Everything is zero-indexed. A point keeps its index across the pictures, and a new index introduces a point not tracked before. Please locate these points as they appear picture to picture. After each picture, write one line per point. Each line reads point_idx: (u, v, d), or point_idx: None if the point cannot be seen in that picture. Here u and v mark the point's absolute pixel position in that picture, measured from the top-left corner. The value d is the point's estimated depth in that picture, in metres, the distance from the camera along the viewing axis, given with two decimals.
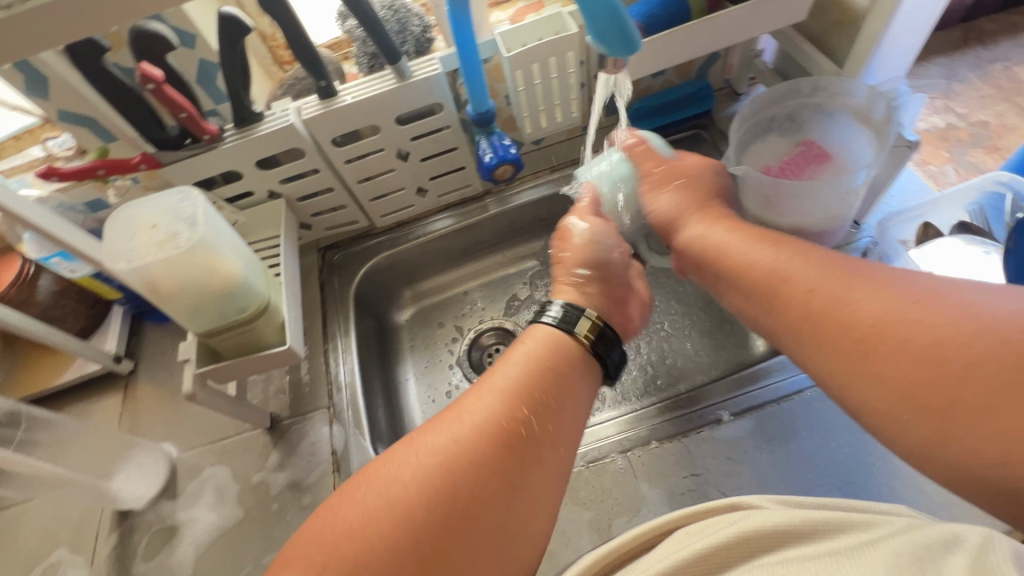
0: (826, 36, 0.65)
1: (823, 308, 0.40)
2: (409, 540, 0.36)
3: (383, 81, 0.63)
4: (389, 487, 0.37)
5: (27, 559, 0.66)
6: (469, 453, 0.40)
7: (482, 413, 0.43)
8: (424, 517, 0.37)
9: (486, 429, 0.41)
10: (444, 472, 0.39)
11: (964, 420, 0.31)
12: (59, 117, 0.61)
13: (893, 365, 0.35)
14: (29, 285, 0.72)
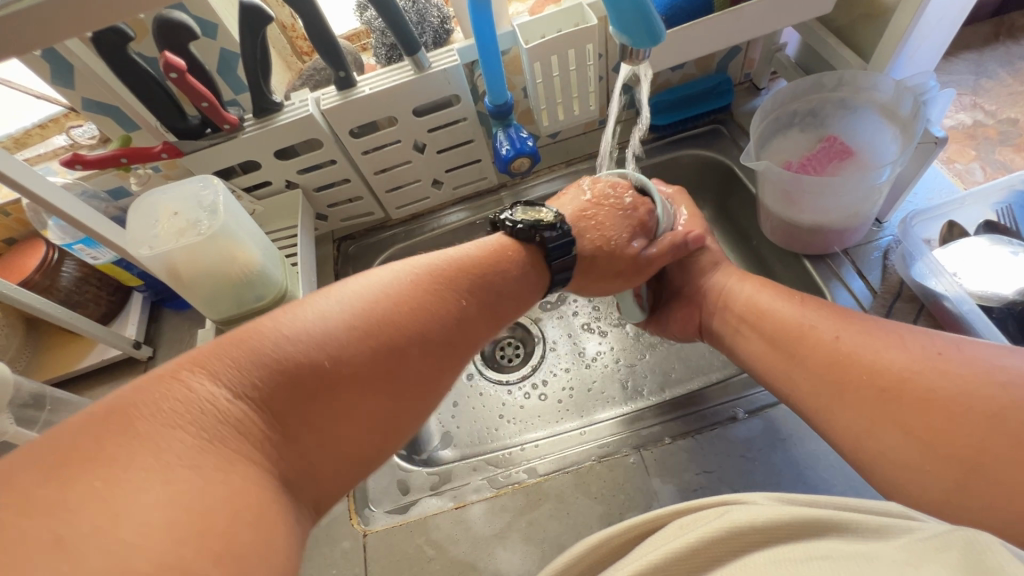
0: (853, 29, 0.64)
1: (848, 358, 0.46)
2: (351, 365, 0.39)
3: (402, 72, 0.63)
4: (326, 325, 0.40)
5: None
6: (417, 303, 0.44)
7: (436, 274, 0.46)
8: (358, 352, 0.40)
9: (430, 285, 0.45)
10: (390, 318, 0.42)
11: (990, 472, 0.35)
12: (84, 105, 0.62)
13: (916, 413, 0.40)
14: (52, 272, 0.74)
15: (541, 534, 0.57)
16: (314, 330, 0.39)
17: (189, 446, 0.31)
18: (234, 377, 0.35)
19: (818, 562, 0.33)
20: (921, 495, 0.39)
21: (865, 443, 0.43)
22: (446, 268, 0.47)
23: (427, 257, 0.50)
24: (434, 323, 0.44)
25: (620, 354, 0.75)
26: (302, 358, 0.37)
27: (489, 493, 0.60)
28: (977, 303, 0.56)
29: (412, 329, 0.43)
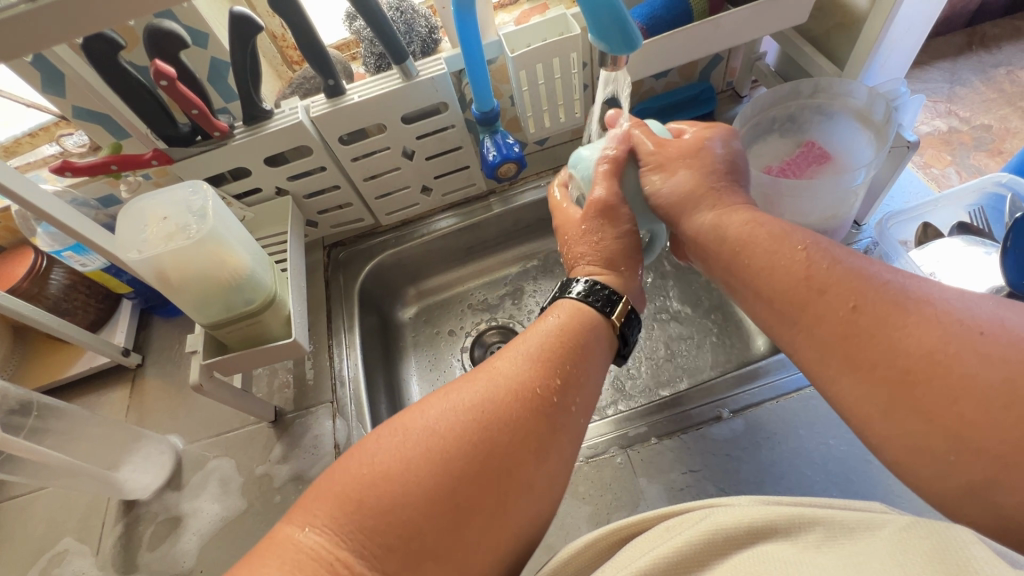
0: (828, 38, 0.66)
1: (868, 330, 0.38)
2: (442, 485, 0.38)
3: (390, 80, 0.65)
4: (411, 441, 0.39)
5: (36, 548, 0.68)
6: (503, 413, 0.41)
7: (515, 377, 0.44)
8: (455, 466, 0.39)
9: (515, 392, 0.43)
10: (476, 434, 0.40)
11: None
12: (75, 113, 0.63)
13: (943, 403, 0.34)
14: (41, 279, 0.74)
15: None
16: (405, 447, 0.39)
17: None
18: (334, 519, 0.37)
19: (809, 562, 0.33)
20: (936, 484, 0.35)
21: (871, 424, 0.38)
22: (532, 386, 0.43)
23: (500, 350, 0.47)
24: (515, 413, 0.42)
25: (609, 355, 0.76)
26: (391, 479, 0.37)
27: None
28: None
29: (500, 433, 0.41)
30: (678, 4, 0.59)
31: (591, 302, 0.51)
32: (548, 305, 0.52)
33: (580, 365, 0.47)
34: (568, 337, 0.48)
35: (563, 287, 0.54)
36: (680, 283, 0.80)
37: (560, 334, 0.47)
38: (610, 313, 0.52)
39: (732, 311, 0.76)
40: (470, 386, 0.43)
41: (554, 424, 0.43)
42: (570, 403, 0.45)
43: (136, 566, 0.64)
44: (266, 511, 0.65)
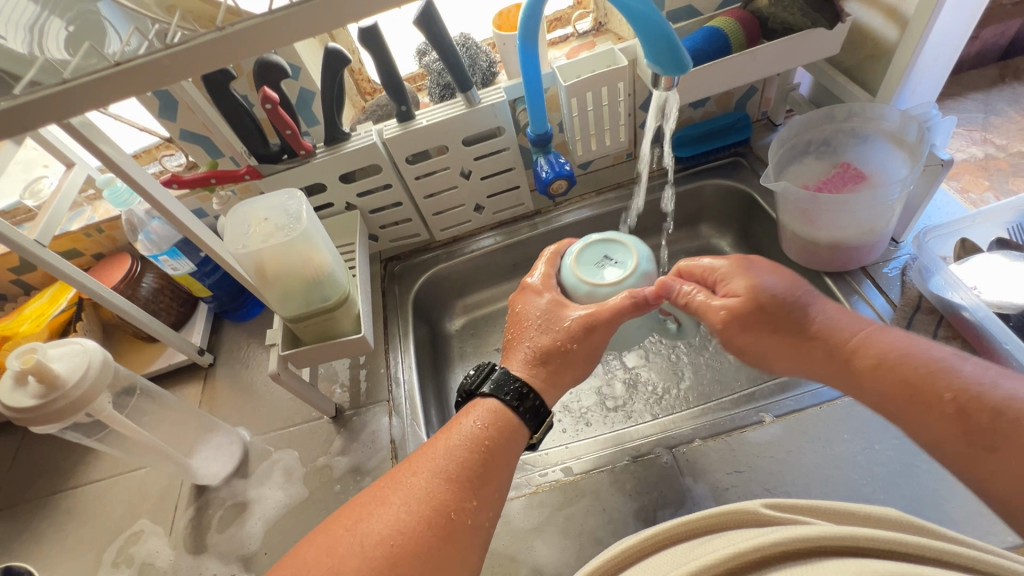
0: (860, 69, 0.71)
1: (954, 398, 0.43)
2: None
3: (455, 106, 0.72)
4: (324, 557, 0.42)
5: (114, 527, 0.73)
6: (408, 540, 0.42)
7: (417, 501, 0.45)
8: None
9: (424, 511, 0.44)
10: (384, 550, 0.41)
11: None
12: (182, 136, 0.73)
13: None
14: (134, 283, 0.83)
15: (578, 528, 0.59)
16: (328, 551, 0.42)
17: None
18: None
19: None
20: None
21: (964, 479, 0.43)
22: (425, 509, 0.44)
23: (417, 455, 0.49)
24: (425, 539, 0.42)
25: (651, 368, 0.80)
26: None
27: (527, 490, 0.64)
28: (995, 311, 0.59)
29: (407, 561, 0.41)
30: (719, 37, 0.65)
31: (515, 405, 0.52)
32: (469, 402, 0.54)
33: (496, 471, 0.49)
34: (481, 450, 0.49)
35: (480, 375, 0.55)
36: None
37: (456, 457, 0.48)
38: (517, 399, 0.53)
39: None
40: (385, 507, 0.44)
41: (459, 538, 0.44)
42: (480, 512, 0.46)
43: (205, 546, 0.68)
44: (326, 498, 0.69)
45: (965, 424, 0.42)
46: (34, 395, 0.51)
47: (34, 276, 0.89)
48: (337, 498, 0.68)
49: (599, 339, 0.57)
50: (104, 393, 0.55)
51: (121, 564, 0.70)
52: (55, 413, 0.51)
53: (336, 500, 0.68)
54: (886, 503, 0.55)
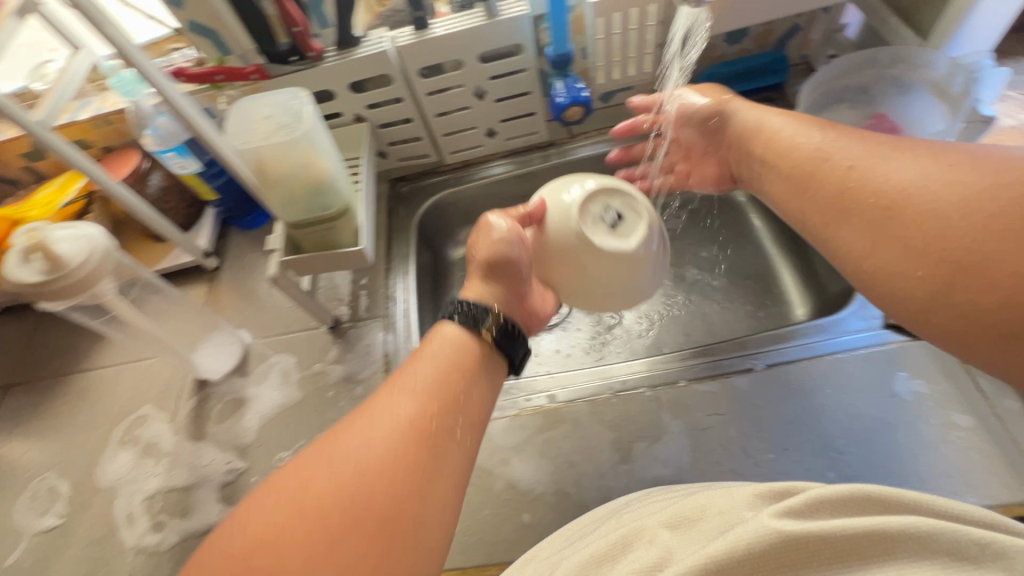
0: (916, 9, 0.64)
1: (856, 185, 0.48)
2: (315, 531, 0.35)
3: (473, 17, 0.68)
4: (303, 543, 0.35)
5: (122, 409, 0.78)
6: (396, 458, 0.39)
7: (441, 355, 0.47)
8: (330, 511, 0.36)
9: (398, 423, 0.41)
10: (315, 507, 0.36)
11: (916, 236, 0.42)
12: (190, 26, 0.70)
13: (911, 225, 0.42)
14: (141, 179, 0.82)
15: (554, 451, 0.62)
16: (268, 545, 0.35)
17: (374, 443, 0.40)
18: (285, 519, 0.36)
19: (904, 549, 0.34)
20: (905, 289, 0.43)
21: (855, 256, 0.47)
22: (880, 177, 0.46)
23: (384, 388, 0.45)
24: (395, 452, 0.39)
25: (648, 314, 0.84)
26: (331, 505, 0.36)
27: (510, 412, 0.65)
28: None
29: (348, 485, 0.37)
30: None
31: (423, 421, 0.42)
32: (432, 331, 0.50)
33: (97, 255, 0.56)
34: (369, 475, 0.38)
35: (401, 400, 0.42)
36: (724, 250, 0.88)
37: (450, 353, 0.47)
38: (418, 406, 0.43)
39: (771, 283, 0.83)
40: (355, 429, 0.41)
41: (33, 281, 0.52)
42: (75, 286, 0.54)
43: (205, 434, 0.72)
44: (317, 402, 0.72)
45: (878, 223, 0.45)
46: (41, 271, 0.52)
47: (45, 164, 0.89)
48: (329, 402, 0.71)
49: (383, 486, 0.38)
50: (109, 279, 0.57)
51: (128, 443, 0.74)
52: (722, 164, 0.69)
53: (328, 404, 0.71)
54: (855, 456, 0.55)
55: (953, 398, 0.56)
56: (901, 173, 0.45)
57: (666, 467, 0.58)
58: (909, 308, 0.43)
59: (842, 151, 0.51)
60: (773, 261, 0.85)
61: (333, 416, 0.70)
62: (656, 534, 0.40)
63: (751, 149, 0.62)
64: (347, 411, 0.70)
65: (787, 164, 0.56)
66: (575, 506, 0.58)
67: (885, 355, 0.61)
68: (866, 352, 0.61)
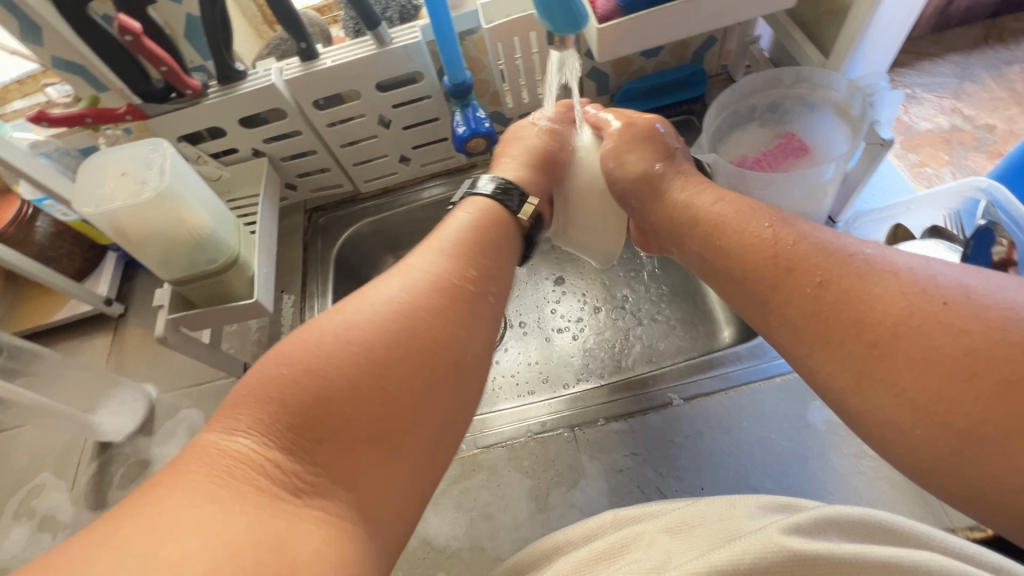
0: (818, 24, 0.63)
1: (840, 300, 0.39)
2: (358, 380, 0.39)
3: (364, 45, 0.64)
4: (340, 370, 0.39)
5: (16, 478, 0.72)
6: (420, 305, 0.45)
7: (469, 232, 0.53)
8: (366, 373, 0.40)
9: (435, 282, 0.47)
10: (358, 348, 0.41)
11: (956, 409, 0.32)
12: (54, 64, 0.63)
13: (922, 368, 0.34)
14: (26, 225, 0.76)
15: (471, 502, 0.59)
16: (312, 375, 0.39)
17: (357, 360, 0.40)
18: (257, 418, 0.37)
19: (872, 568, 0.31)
20: (908, 455, 0.35)
21: (845, 402, 0.38)
22: (873, 297, 0.38)
23: (395, 272, 0.48)
24: (426, 308, 0.45)
25: (580, 340, 0.81)
26: (343, 360, 0.40)
27: None
28: None
29: (376, 360, 0.41)
30: None
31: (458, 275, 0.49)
32: (461, 202, 0.59)
33: None
34: (410, 315, 0.44)
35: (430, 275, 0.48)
36: (655, 267, 0.85)
37: (477, 229, 0.54)
38: (454, 268, 0.49)
39: (702, 301, 0.81)
40: (371, 298, 0.45)
41: None
42: None
43: (106, 503, 0.67)
44: None
45: (880, 355, 0.36)
46: None
47: None
48: None
49: (399, 351, 0.42)
50: None
51: (22, 516, 0.69)
52: (655, 235, 0.62)
53: None
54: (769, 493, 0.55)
55: None
56: (910, 274, 0.38)
57: (583, 515, 0.57)
58: (937, 483, 0.34)
59: (810, 255, 0.43)
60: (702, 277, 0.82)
61: None
62: (654, 539, 0.38)
63: (685, 236, 0.56)
64: None
65: (745, 265, 0.47)
66: (491, 562, 0.55)
67: (800, 382, 0.60)
68: (780, 381, 0.60)
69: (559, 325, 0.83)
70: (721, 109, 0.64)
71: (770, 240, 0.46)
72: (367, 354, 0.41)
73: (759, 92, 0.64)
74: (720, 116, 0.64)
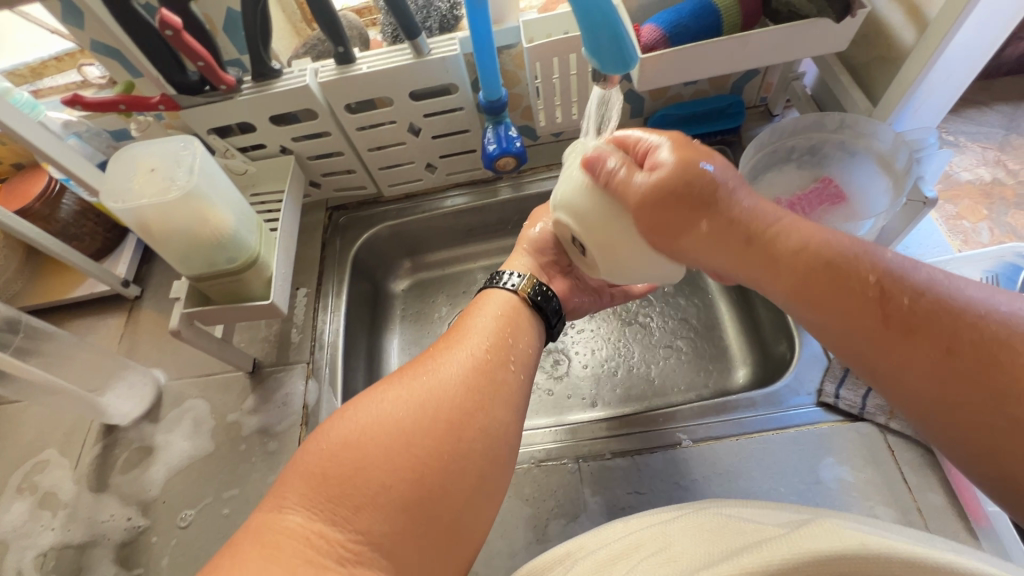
0: (867, 69, 0.61)
1: (925, 314, 0.35)
2: (402, 452, 0.39)
3: (402, 54, 0.63)
4: (376, 443, 0.39)
5: (22, 452, 0.72)
6: (460, 378, 0.45)
7: (500, 312, 0.55)
8: (412, 444, 0.39)
9: (469, 355, 0.48)
10: (396, 426, 0.40)
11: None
12: (93, 48, 0.63)
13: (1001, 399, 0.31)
14: (53, 202, 0.76)
15: None
16: (352, 446, 0.38)
17: (393, 424, 0.40)
18: (301, 498, 0.37)
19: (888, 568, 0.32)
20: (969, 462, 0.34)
21: (910, 408, 0.36)
22: (958, 315, 0.34)
23: (433, 348, 0.49)
24: (466, 380, 0.45)
25: (591, 365, 0.80)
26: (377, 442, 0.39)
27: None
28: None
29: (416, 425, 0.41)
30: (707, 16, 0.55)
31: (498, 333, 0.51)
32: (479, 296, 0.58)
33: None
34: (450, 383, 0.44)
35: (473, 334, 0.51)
36: (673, 297, 0.84)
37: (501, 306, 0.55)
38: (495, 318, 0.53)
39: (718, 337, 0.79)
40: (411, 373, 0.45)
41: None
42: None
43: (107, 486, 0.68)
44: (230, 456, 0.68)
45: (954, 373, 0.33)
46: None
47: None
48: (241, 457, 0.67)
49: (446, 405, 0.43)
50: None
51: (24, 491, 0.69)
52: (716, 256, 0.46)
53: (240, 459, 0.67)
54: None
55: (877, 489, 0.55)
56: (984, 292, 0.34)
57: None
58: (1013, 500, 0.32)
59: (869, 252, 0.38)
60: (720, 312, 0.81)
61: (244, 473, 0.66)
62: (672, 539, 0.38)
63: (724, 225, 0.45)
64: (259, 468, 0.66)
65: (788, 258, 0.41)
66: None
67: (814, 437, 0.58)
68: (793, 433, 0.59)
69: (572, 347, 0.82)
70: (760, 150, 0.63)
71: (823, 256, 0.39)
72: (400, 428, 0.40)
73: (800, 135, 0.63)
74: (758, 156, 0.63)
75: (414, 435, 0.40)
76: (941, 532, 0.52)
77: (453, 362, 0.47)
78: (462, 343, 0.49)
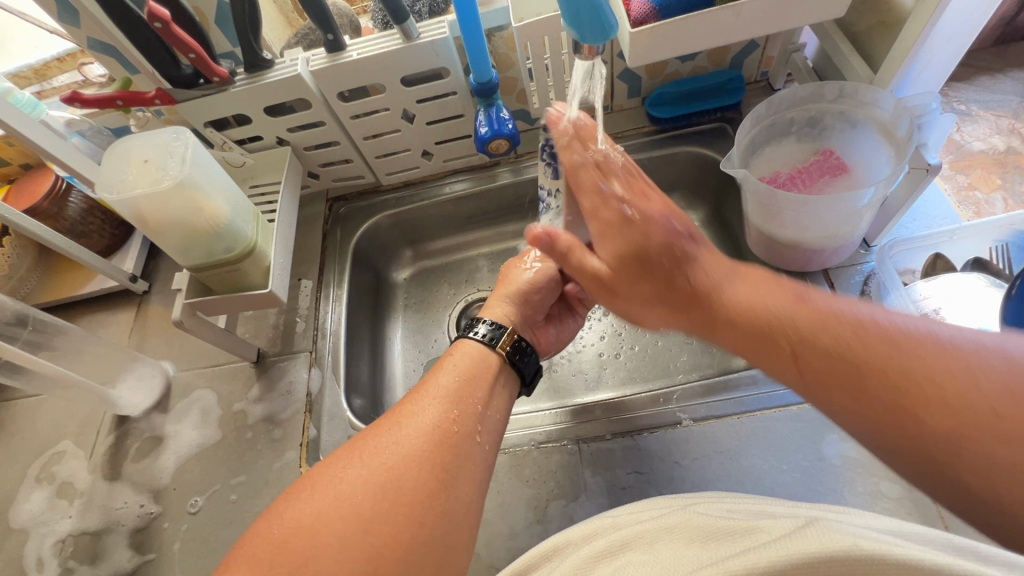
0: (867, 35, 0.59)
1: (840, 339, 0.34)
2: (358, 539, 0.38)
3: (391, 39, 0.63)
4: (333, 524, 0.38)
5: (40, 443, 0.75)
6: (423, 449, 0.43)
7: (470, 368, 0.52)
8: (369, 527, 0.38)
9: (433, 423, 0.45)
10: (351, 510, 0.39)
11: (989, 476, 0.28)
12: (90, 45, 0.64)
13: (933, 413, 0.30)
14: (60, 200, 0.78)
15: None
16: (304, 532, 0.38)
17: (354, 498, 0.39)
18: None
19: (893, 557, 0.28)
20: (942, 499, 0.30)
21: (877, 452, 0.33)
22: (879, 334, 0.33)
23: (403, 404, 0.48)
24: (427, 454, 0.43)
25: (592, 349, 0.79)
26: (332, 523, 0.38)
27: None
28: None
29: (376, 504, 0.39)
30: None
31: (461, 402, 0.48)
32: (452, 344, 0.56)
33: None
34: (411, 456, 0.42)
35: (433, 400, 0.48)
36: None
37: (470, 363, 0.52)
38: (461, 379, 0.50)
39: None
40: (377, 439, 0.44)
41: None
42: None
43: (120, 474, 0.70)
44: (237, 443, 0.69)
45: (884, 404, 0.32)
46: None
47: None
48: (247, 445, 0.69)
49: (402, 481, 0.41)
50: None
51: (43, 480, 0.72)
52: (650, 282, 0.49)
53: (246, 447, 0.68)
54: None
55: (882, 464, 0.53)
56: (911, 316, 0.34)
57: None
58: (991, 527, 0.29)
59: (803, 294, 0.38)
60: None
61: (251, 460, 0.68)
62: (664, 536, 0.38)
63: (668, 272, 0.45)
64: (265, 455, 0.67)
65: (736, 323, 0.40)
66: (485, 569, 0.55)
67: (818, 414, 0.57)
68: (797, 410, 0.58)
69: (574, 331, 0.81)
70: (756, 123, 0.62)
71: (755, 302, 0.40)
72: (360, 507, 0.39)
73: (797, 106, 0.61)
74: (755, 129, 0.62)
75: (369, 518, 0.39)
76: (949, 507, 0.51)
77: (414, 432, 0.44)
78: (426, 404, 0.47)
